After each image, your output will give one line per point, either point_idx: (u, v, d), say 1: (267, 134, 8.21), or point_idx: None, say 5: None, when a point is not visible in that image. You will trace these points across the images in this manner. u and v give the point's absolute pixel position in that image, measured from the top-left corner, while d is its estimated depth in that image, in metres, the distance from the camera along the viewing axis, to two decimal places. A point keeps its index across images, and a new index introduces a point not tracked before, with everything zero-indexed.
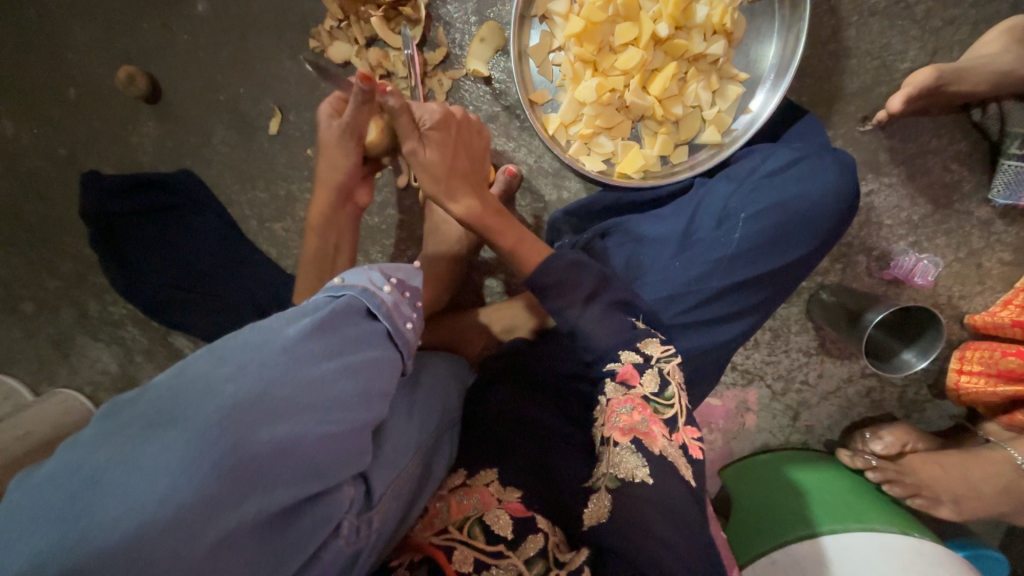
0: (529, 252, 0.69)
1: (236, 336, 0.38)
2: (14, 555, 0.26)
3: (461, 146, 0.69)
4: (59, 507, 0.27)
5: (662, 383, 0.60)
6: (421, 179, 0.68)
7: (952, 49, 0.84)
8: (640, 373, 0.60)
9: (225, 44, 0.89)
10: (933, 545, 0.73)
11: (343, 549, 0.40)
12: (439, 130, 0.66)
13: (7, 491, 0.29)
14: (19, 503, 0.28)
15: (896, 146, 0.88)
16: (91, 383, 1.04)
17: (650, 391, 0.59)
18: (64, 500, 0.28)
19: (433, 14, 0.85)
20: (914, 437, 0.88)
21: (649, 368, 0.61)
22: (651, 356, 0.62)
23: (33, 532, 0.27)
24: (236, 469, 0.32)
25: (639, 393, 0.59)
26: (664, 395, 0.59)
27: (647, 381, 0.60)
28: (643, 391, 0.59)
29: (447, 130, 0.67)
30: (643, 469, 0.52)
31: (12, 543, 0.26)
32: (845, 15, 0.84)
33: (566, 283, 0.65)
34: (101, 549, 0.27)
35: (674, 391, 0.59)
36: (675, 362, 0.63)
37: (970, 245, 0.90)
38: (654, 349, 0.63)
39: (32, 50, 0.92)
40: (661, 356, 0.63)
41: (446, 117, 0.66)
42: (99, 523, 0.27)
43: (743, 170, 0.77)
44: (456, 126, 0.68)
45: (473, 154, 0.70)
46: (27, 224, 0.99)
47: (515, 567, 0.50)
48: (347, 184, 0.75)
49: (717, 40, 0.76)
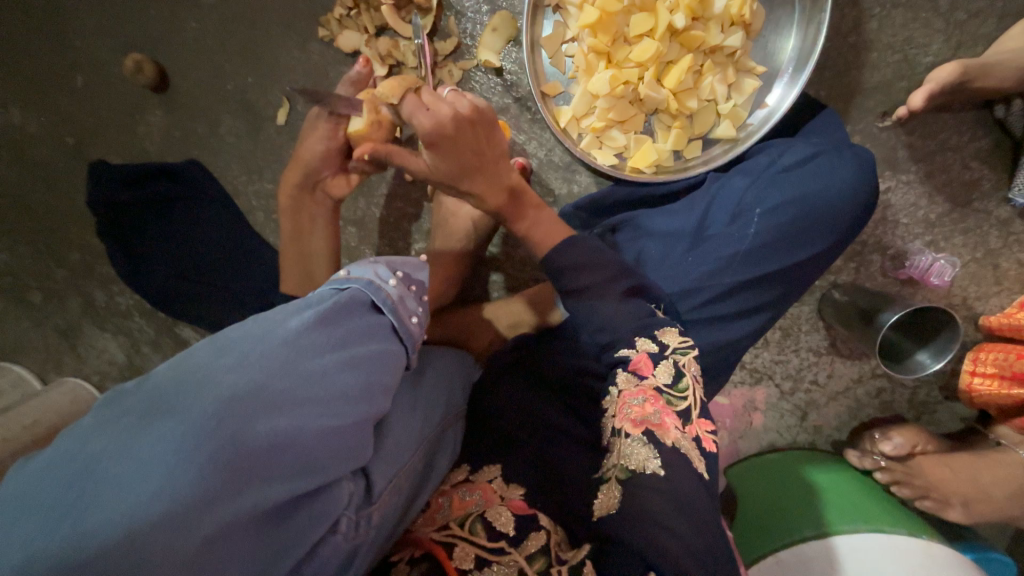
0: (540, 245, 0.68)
1: (238, 328, 0.39)
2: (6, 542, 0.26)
3: (464, 155, 0.61)
4: (54, 496, 0.28)
5: (676, 374, 0.58)
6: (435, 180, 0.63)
7: (976, 43, 0.82)
8: (654, 364, 0.59)
9: (234, 32, 0.88)
10: (942, 548, 0.73)
11: (341, 544, 0.40)
12: (433, 150, 0.59)
13: (5, 478, 0.29)
14: (14, 491, 0.28)
15: (915, 142, 0.86)
16: (98, 373, 1.05)
17: (664, 383, 0.57)
18: (60, 488, 0.28)
19: (444, 4, 0.83)
20: (925, 438, 0.87)
21: (664, 359, 0.59)
22: (667, 347, 0.61)
23: (25, 520, 0.27)
24: (234, 460, 0.32)
25: (651, 385, 0.58)
26: (677, 387, 0.57)
27: (661, 372, 0.58)
28: (656, 382, 0.58)
29: (443, 145, 0.59)
30: (655, 461, 0.51)
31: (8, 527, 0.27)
32: (867, 7, 0.82)
33: (583, 266, 0.65)
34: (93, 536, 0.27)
35: (689, 383, 0.58)
36: (692, 354, 0.61)
37: (987, 245, 0.88)
38: (670, 339, 0.62)
39: (38, 37, 0.92)
40: (678, 346, 0.62)
41: (438, 135, 0.58)
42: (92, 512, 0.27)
43: (760, 164, 0.75)
44: (454, 138, 0.59)
45: (480, 159, 0.62)
46: (34, 213, 0.99)
47: (516, 564, 0.48)
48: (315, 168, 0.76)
49: (735, 30, 0.74)
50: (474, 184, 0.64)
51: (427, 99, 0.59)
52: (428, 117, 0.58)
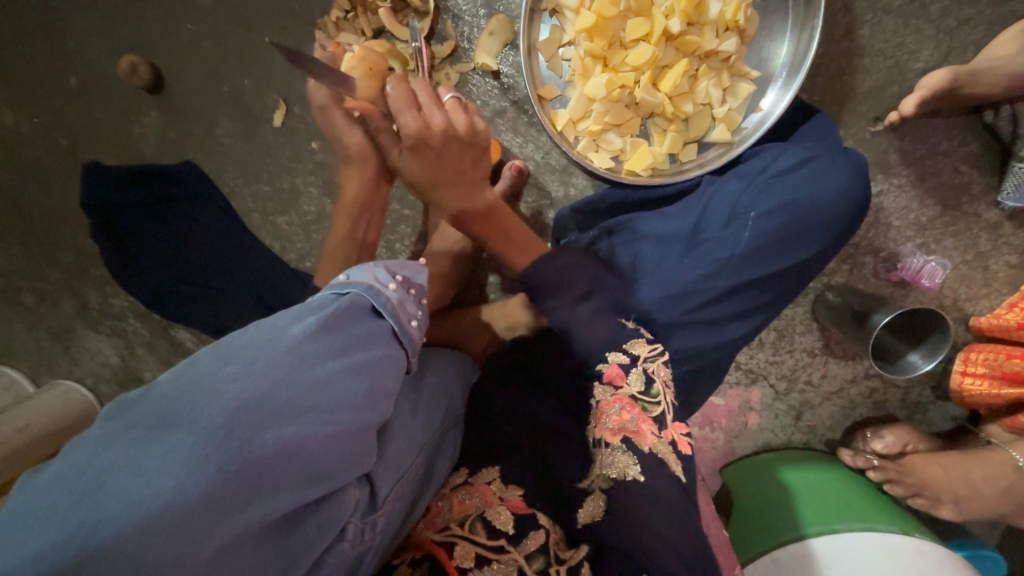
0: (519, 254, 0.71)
1: (239, 335, 0.38)
2: (18, 556, 0.26)
3: (442, 166, 0.62)
4: (65, 511, 0.28)
5: (648, 381, 0.60)
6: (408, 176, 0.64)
7: (965, 50, 0.83)
8: (626, 373, 0.61)
9: (230, 35, 0.88)
10: (934, 547, 0.74)
11: (347, 552, 0.41)
12: (414, 151, 0.59)
13: (10, 494, 0.29)
14: (24, 507, 0.28)
15: (907, 147, 0.87)
16: (91, 375, 1.04)
17: (637, 390, 0.59)
18: (71, 503, 0.28)
19: (442, 7, 0.84)
20: (916, 437, 0.89)
21: (635, 368, 0.61)
22: (637, 357, 0.63)
23: (35, 537, 0.27)
24: (243, 471, 0.32)
25: (626, 393, 0.59)
26: (650, 393, 0.59)
27: (633, 380, 0.60)
28: (630, 390, 0.60)
29: (425, 150, 0.59)
30: (634, 468, 0.53)
31: (19, 542, 0.27)
32: (859, 13, 0.83)
33: (561, 284, 0.65)
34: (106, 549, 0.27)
35: (660, 389, 0.60)
36: (661, 361, 0.63)
37: (977, 247, 0.89)
38: (640, 350, 0.63)
39: (32, 38, 0.91)
40: (648, 355, 0.64)
41: (421, 141, 0.57)
42: (102, 526, 0.27)
43: (754, 168, 0.76)
44: (437, 152, 0.59)
45: (459, 175, 0.64)
46: (27, 215, 0.98)
47: (515, 563, 0.49)
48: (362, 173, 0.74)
49: (730, 36, 0.75)
50: (442, 194, 0.65)
51: (422, 100, 0.57)
52: (415, 122, 0.56)
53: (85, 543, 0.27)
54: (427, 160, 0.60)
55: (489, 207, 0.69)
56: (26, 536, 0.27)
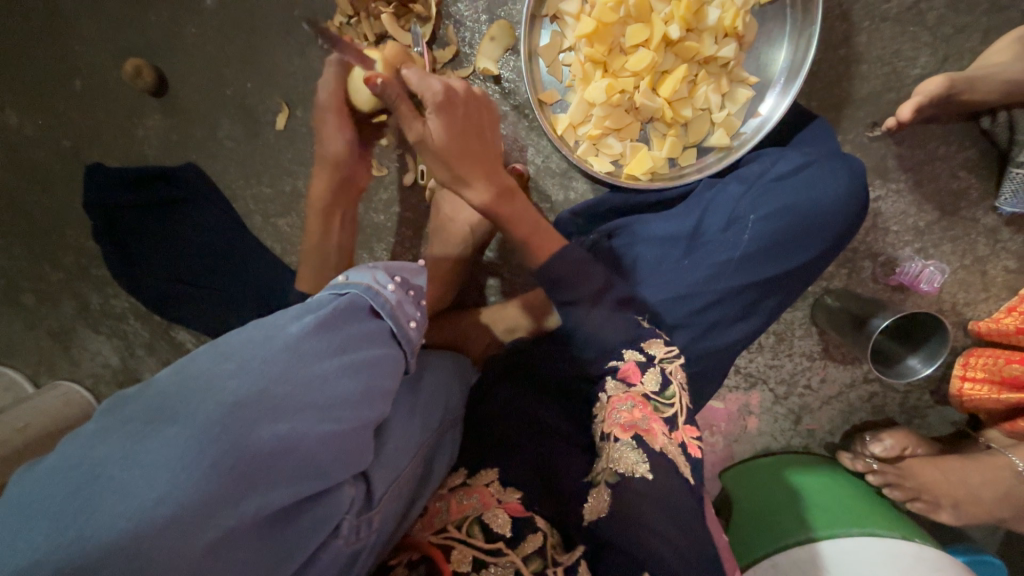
0: (544, 240, 0.67)
1: (238, 333, 0.38)
2: (14, 551, 0.26)
3: (467, 130, 0.62)
4: (59, 503, 0.28)
5: (663, 382, 0.60)
6: (434, 160, 0.62)
7: (962, 57, 0.84)
8: (641, 372, 0.61)
9: (235, 39, 0.88)
10: (934, 552, 0.74)
11: (342, 549, 0.41)
12: (441, 113, 0.59)
13: (7, 487, 0.29)
14: (19, 500, 0.28)
15: (905, 152, 0.88)
16: (91, 376, 1.04)
17: (651, 390, 0.59)
18: (65, 496, 0.28)
19: (443, 12, 0.85)
20: (915, 441, 0.89)
21: (650, 368, 0.61)
22: (654, 356, 0.63)
23: (30, 530, 0.27)
24: (239, 466, 0.32)
25: (639, 392, 0.59)
26: (664, 394, 0.59)
27: (648, 379, 0.60)
28: (644, 389, 0.60)
29: (450, 110, 0.60)
30: (643, 466, 0.52)
31: (14, 534, 0.27)
32: (857, 20, 0.84)
33: (567, 280, 0.65)
34: (99, 544, 0.27)
35: (674, 391, 0.60)
36: (677, 363, 0.63)
37: (975, 252, 0.90)
38: (656, 350, 0.63)
39: (36, 41, 0.92)
40: (664, 356, 0.63)
41: (447, 97, 0.60)
42: (97, 519, 0.27)
43: (753, 172, 0.77)
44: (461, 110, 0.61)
45: (483, 141, 0.64)
46: (30, 216, 0.99)
47: (513, 565, 0.49)
48: (350, 173, 0.75)
49: (728, 42, 0.75)
50: (469, 168, 0.63)
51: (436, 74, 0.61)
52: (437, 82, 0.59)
53: (79, 535, 0.27)
54: (454, 122, 0.61)
55: (511, 189, 0.67)
56: (22, 528, 0.27)
